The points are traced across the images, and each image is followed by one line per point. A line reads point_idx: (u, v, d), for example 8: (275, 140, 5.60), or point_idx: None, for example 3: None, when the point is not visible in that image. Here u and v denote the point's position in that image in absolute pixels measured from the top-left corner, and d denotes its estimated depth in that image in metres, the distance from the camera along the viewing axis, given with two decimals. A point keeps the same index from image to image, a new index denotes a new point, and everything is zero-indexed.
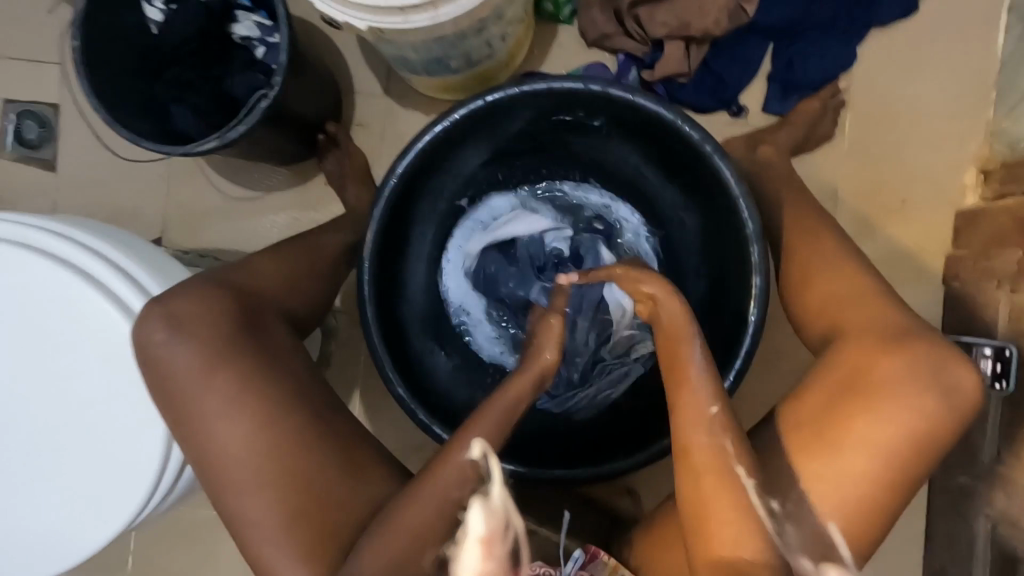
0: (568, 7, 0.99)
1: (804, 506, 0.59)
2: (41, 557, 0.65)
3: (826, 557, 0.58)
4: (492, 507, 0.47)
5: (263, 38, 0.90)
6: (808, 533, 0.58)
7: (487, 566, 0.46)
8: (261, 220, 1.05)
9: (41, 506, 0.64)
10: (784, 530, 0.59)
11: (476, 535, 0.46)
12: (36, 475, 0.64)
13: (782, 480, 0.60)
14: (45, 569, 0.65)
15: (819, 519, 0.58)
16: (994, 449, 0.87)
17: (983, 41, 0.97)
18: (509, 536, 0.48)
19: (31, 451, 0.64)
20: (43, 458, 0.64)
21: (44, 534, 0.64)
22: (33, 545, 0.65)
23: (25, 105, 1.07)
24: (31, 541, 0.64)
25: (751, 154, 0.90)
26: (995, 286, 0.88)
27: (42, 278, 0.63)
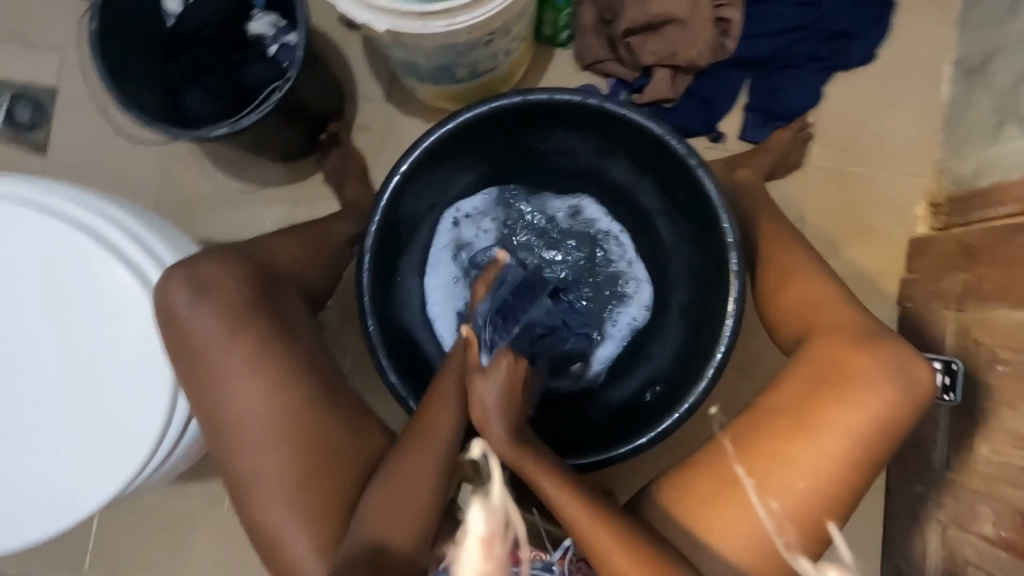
0: (566, 32, 1.06)
1: (790, 497, 0.64)
2: (37, 518, 0.66)
3: (808, 542, 0.64)
4: (492, 506, 0.46)
5: (277, 37, 0.93)
6: (792, 522, 0.64)
7: (487, 566, 0.45)
8: (257, 212, 1.07)
9: (40, 464, 0.66)
10: (769, 518, 0.64)
11: (476, 534, 0.45)
12: (40, 432, 0.67)
13: (768, 471, 0.65)
14: (39, 528, 0.66)
15: (803, 506, 0.64)
16: (945, 456, 0.94)
17: (932, 89, 1.08)
18: (508, 535, 0.47)
19: (35, 409, 0.67)
20: (45, 420, 0.67)
21: (40, 493, 0.66)
22: (30, 506, 0.66)
23: (21, 88, 1.08)
24: (27, 500, 0.66)
25: (729, 175, 0.97)
26: (943, 306, 0.97)
27: (64, 242, 0.67)
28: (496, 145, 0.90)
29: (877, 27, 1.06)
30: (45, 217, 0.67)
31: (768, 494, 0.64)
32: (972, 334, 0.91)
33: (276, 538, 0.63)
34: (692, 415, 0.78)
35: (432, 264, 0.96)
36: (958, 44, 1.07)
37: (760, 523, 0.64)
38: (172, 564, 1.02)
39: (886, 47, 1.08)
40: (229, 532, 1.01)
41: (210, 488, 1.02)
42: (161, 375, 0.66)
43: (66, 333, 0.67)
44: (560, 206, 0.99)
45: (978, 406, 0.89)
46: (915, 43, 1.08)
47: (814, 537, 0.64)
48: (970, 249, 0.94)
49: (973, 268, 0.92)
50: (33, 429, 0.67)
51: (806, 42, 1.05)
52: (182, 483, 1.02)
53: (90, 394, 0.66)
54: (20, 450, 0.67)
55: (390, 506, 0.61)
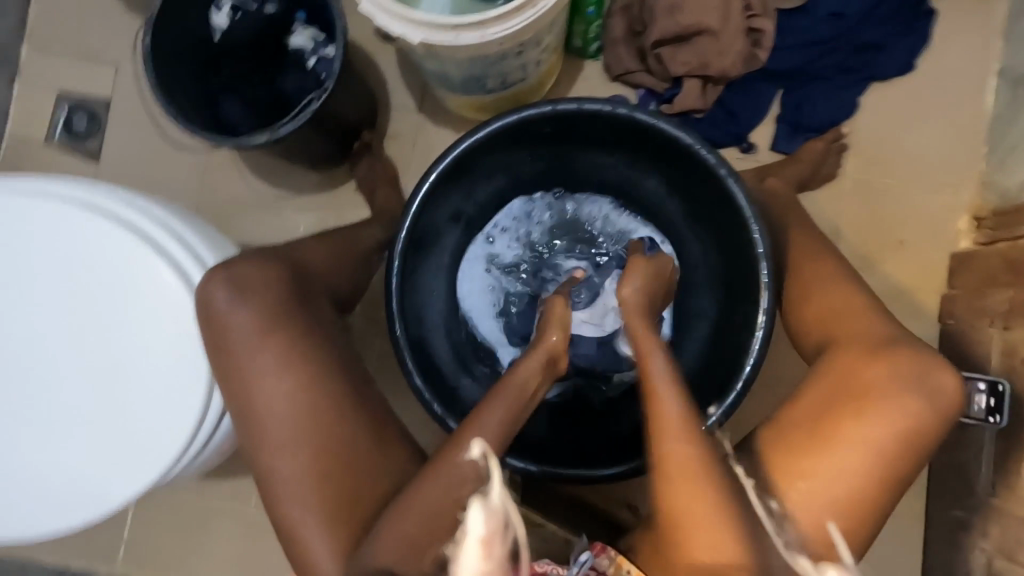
0: (596, 44, 1.07)
1: (811, 509, 0.62)
2: (77, 504, 0.69)
3: (821, 540, 0.62)
4: (492, 506, 0.46)
5: (315, 50, 0.97)
6: (812, 533, 0.62)
7: (486, 565, 0.45)
8: (292, 217, 1.10)
9: (83, 454, 0.69)
10: (790, 529, 0.62)
11: (475, 535, 0.45)
12: (84, 423, 0.70)
13: (777, 472, 0.64)
14: (79, 515, 0.69)
15: (810, 509, 0.62)
16: (989, 483, 0.89)
17: (976, 99, 1.05)
18: (508, 536, 0.46)
19: (81, 400, 0.70)
20: (89, 411, 0.70)
21: (81, 482, 0.69)
22: (70, 493, 0.69)
23: (78, 100, 1.14)
24: (70, 488, 0.69)
25: (760, 185, 0.96)
26: (988, 324, 0.93)
27: (114, 243, 0.70)
28: (525, 154, 0.91)
29: (917, 37, 1.04)
30: (97, 218, 0.71)
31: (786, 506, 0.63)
32: (1020, 354, 0.87)
33: (298, 535, 0.64)
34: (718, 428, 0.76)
35: (461, 272, 0.97)
36: (1004, 54, 1.04)
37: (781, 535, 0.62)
38: (200, 559, 1.04)
39: (926, 57, 1.06)
40: (255, 529, 1.04)
41: (238, 485, 1.04)
42: (197, 371, 0.69)
43: (110, 328, 0.70)
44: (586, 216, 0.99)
45: None
46: (957, 53, 1.05)
47: (820, 545, 0.62)
48: (1016, 265, 0.90)
49: (1021, 285, 0.88)
50: (79, 420, 0.70)
51: (842, 53, 1.03)
52: (211, 479, 1.04)
53: (132, 387, 0.70)
54: (65, 439, 0.70)
55: (406, 512, 0.61)
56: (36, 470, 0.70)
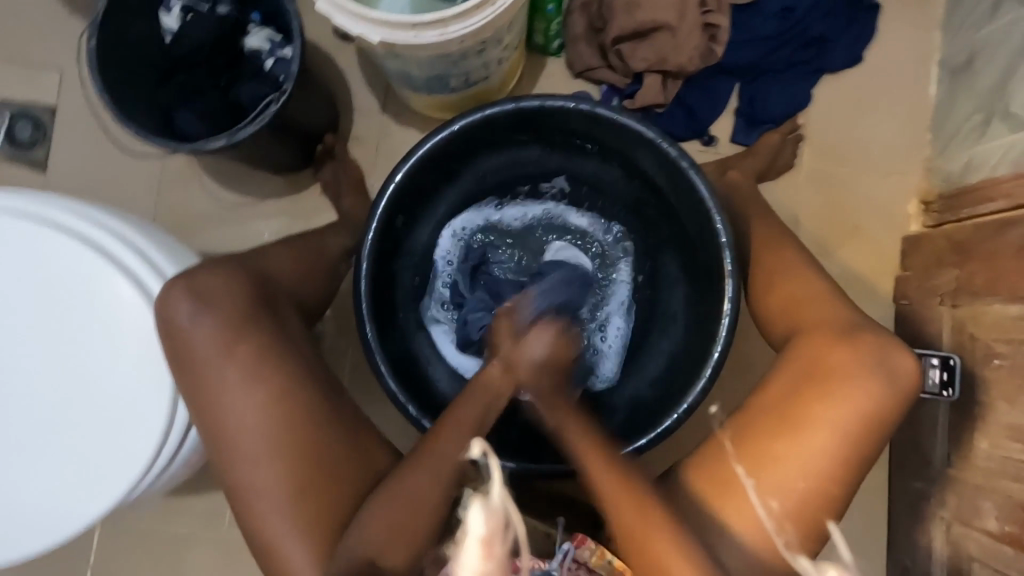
0: (557, 41, 1.08)
1: (789, 496, 0.65)
2: (38, 531, 0.66)
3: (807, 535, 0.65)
4: (492, 506, 0.46)
5: (272, 51, 0.93)
6: (791, 520, 0.64)
7: (487, 565, 0.45)
8: (256, 224, 1.07)
9: (41, 478, 0.66)
10: (770, 518, 0.65)
11: (476, 534, 0.45)
12: (39, 445, 0.67)
13: (768, 468, 0.65)
14: (40, 540, 0.66)
15: (803, 506, 0.65)
16: (945, 453, 0.94)
17: (919, 89, 1.10)
18: (508, 536, 0.47)
19: (35, 421, 0.67)
20: (45, 433, 0.67)
21: (40, 507, 0.66)
22: (29, 519, 0.66)
23: (21, 108, 1.09)
24: (26, 514, 0.66)
25: (721, 177, 0.98)
26: (937, 302, 0.98)
27: (67, 256, 0.68)
28: (488, 155, 0.91)
29: (862, 30, 1.08)
30: (47, 231, 0.68)
31: (769, 496, 0.65)
32: (967, 330, 0.91)
33: (277, 548, 0.63)
34: (690, 415, 0.78)
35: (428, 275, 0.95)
36: (942, 45, 1.09)
37: (760, 522, 0.65)
38: None
39: (872, 49, 1.10)
40: (231, 546, 1.01)
41: (211, 501, 1.01)
42: (161, 385, 0.67)
43: (65, 345, 0.67)
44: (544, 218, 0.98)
45: (975, 402, 0.90)
46: (901, 45, 1.10)
47: (812, 536, 0.65)
48: (961, 246, 0.95)
49: (966, 264, 0.93)
50: (33, 442, 0.67)
51: (794, 46, 1.07)
52: (182, 498, 1.01)
53: (91, 405, 0.67)
54: (20, 463, 0.67)
55: (391, 514, 0.61)
56: None
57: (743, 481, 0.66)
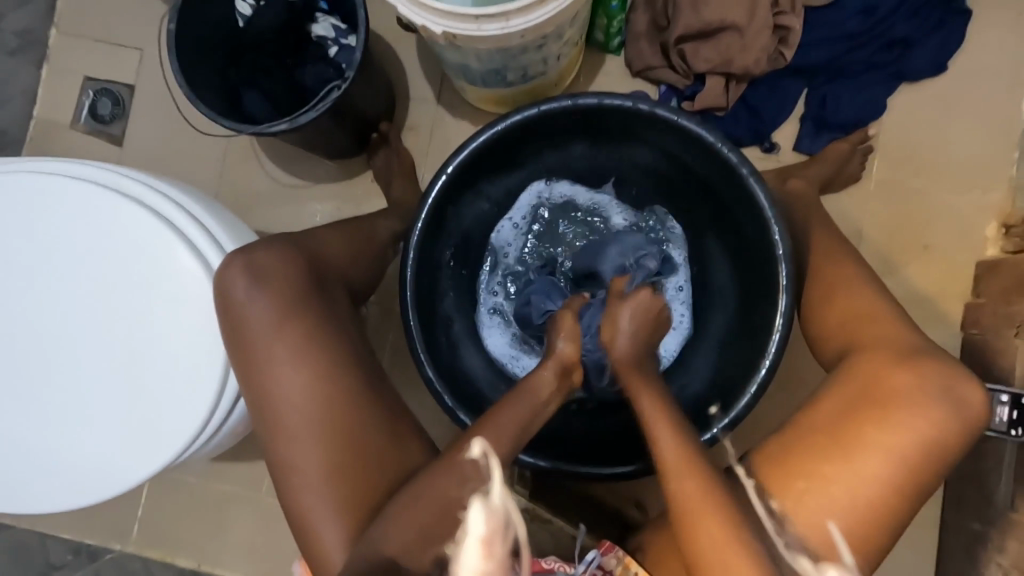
0: (618, 38, 1.06)
1: (829, 521, 0.61)
2: (95, 483, 0.70)
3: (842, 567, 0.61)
4: (492, 506, 0.48)
5: (337, 39, 0.97)
6: (827, 549, 0.61)
7: (487, 566, 0.46)
8: (310, 206, 1.11)
9: (102, 433, 0.71)
10: (801, 543, 0.61)
11: (476, 534, 0.46)
12: (102, 402, 0.71)
13: (778, 469, 0.64)
14: (96, 492, 0.70)
15: (808, 509, 0.62)
16: (1009, 495, 0.88)
17: (1009, 102, 1.02)
18: (508, 536, 0.47)
19: (101, 380, 0.71)
20: (107, 392, 0.71)
21: (99, 461, 0.70)
22: (87, 471, 0.71)
23: (104, 84, 1.16)
24: (86, 466, 0.71)
25: (781, 186, 0.94)
26: (1014, 333, 0.91)
27: (138, 226, 0.71)
28: (541, 152, 0.91)
29: (949, 37, 1.01)
30: (121, 202, 0.72)
31: (800, 521, 0.62)
32: None
33: (311, 523, 0.65)
34: (731, 430, 0.75)
35: (473, 267, 0.97)
36: None
37: (792, 545, 0.62)
38: (212, 542, 1.06)
39: (958, 57, 1.03)
40: (267, 514, 1.05)
41: (251, 469, 1.06)
42: (215, 355, 0.70)
43: (131, 310, 0.71)
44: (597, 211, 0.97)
45: None
46: (991, 54, 1.02)
47: (822, 545, 0.61)
48: None
49: None
50: (97, 399, 0.71)
51: (870, 51, 1.01)
52: (225, 463, 1.06)
53: (151, 369, 0.71)
54: (84, 418, 0.71)
55: (421, 504, 0.62)
56: (54, 448, 0.71)
57: (742, 479, 0.65)
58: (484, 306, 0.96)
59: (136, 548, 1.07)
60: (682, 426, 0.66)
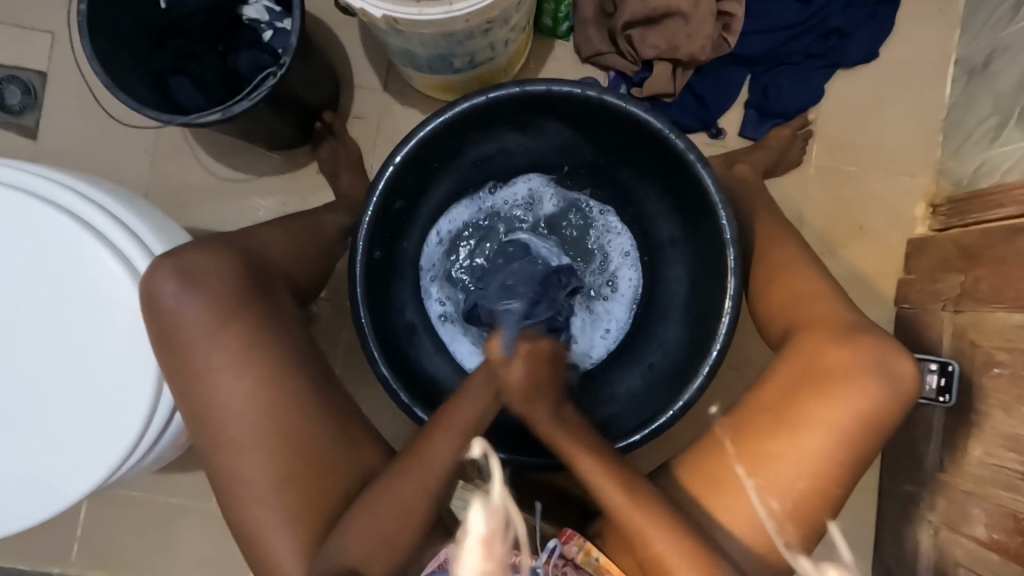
0: (567, 23, 1.05)
1: (789, 495, 0.64)
2: (17, 508, 0.65)
3: (808, 536, 0.65)
4: (493, 505, 0.45)
5: (271, 22, 0.92)
6: (792, 521, 0.64)
7: (487, 567, 0.44)
8: (251, 200, 1.05)
9: (22, 454, 0.65)
10: (770, 519, 0.64)
11: (476, 534, 0.44)
12: (20, 421, 0.65)
13: (768, 471, 0.64)
14: (20, 518, 0.65)
15: (795, 502, 0.64)
16: (938, 459, 0.94)
17: (934, 88, 1.07)
18: (508, 535, 0.46)
19: (18, 397, 0.66)
20: (26, 410, 0.65)
21: (20, 484, 0.65)
22: (7, 497, 0.65)
23: (12, 71, 1.05)
24: (7, 491, 0.65)
25: (728, 171, 0.95)
26: (940, 307, 0.97)
27: (52, 228, 0.65)
28: (484, 146, 0.90)
29: (881, 25, 1.05)
30: (32, 203, 0.66)
31: (768, 497, 0.64)
32: (968, 336, 0.90)
33: (261, 534, 0.62)
34: (686, 412, 0.77)
35: (425, 267, 0.95)
36: (961, 44, 1.06)
37: (761, 522, 0.64)
38: (159, 556, 1.01)
39: (889, 45, 1.07)
40: (218, 525, 1.01)
41: (199, 480, 1.01)
42: (147, 365, 0.65)
43: (50, 320, 0.66)
44: (536, 204, 0.98)
45: (971, 409, 0.89)
46: (918, 42, 1.07)
47: (813, 535, 0.65)
48: (966, 251, 0.93)
49: (971, 270, 0.91)
50: (15, 418, 0.65)
51: (809, 38, 1.04)
52: (171, 474, 1.01)
53: (75, 383, 0.65)
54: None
55: (378, 507, 0.61)
56: None
57: (743, 482, 0.65)
58: (433, 314, 0.94)
59: (75, 570, 1.01)
60: (604, 449, 0.65)
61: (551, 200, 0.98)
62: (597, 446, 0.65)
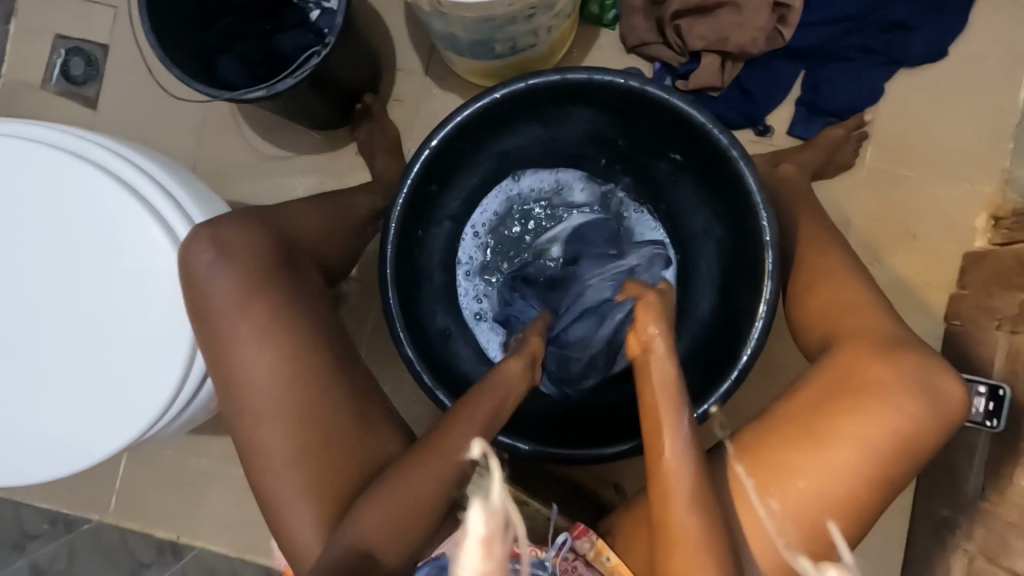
0: (613, 12, 1.02)
1: (791, 497, 0.61)
2: (58, 458, 0.69)
3: (811, 544, 0.61)
4: (492, 506, 0.42)
5: (318, 2, 0.95)
6: (792, 523, 0.61)
7: (487, 567, 0.42)
8: (291, 178, 1.07)
9: (65, 407, 0.69)
10: (768, 518, 0.62)
11: (475, 534, 0.42)
12: (66, 375, 0.69)
13: (770, 469, 0.63)
14: (60, 467, 0.69)
15: (804, 508, 0.61)
16: (979, 485, 0.89)
17: (1007, 92, 1.00)
18: (508, 536, 0.44)
19: (65, 353, 0.69)
20: (71, 365, 0.69)
21: (62, 435, 0.69)
22: (50, 446, 0.69)
23: (76, 44, 1.11)
24: (50, 440, 0.69)
25: (773, 170, 0.92)
26: (995, 326, 0.91)
27: (103, 195, 0.69)
28: (520, 136, 0.89)
29: (952, 21, 0.98)
30: (85, 170, 0.69)
31: (768, 496, 0.62)
32: None
33: (279, 501, 0.64)
34: (710, 416, 0.75)
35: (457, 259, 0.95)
36: None
37: (759, 520, 0.62)
38: (189, 513, 1.06)
39: (959, 43, 1.00)
40: (244, 489, 1.05)
41: (228, 445, 1.05)
42: (183, 331, 0.68)
43: (97, 282, 0.69)
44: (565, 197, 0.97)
45: (1021, 436, 0.84)
46: (992, 41, 1.00)
47: (818, 543, 0.62)
48: None
49: None
50: (61, 372, 0.69)
51: (871, 33, 0.98)
52: (204, 437, 1.05)
53: (117, 343, 0.69)
54: (46, 391, 0.69)
55: (391, 484, 0.62)
56: (16, 421, 0.70)
57: (742, 480, 0.63)
58: (469, 314, 0.95)
59: (113, 519, 1.07)
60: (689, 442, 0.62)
61: (579, 190, 0.97)
62: (683, 447, 0.62)
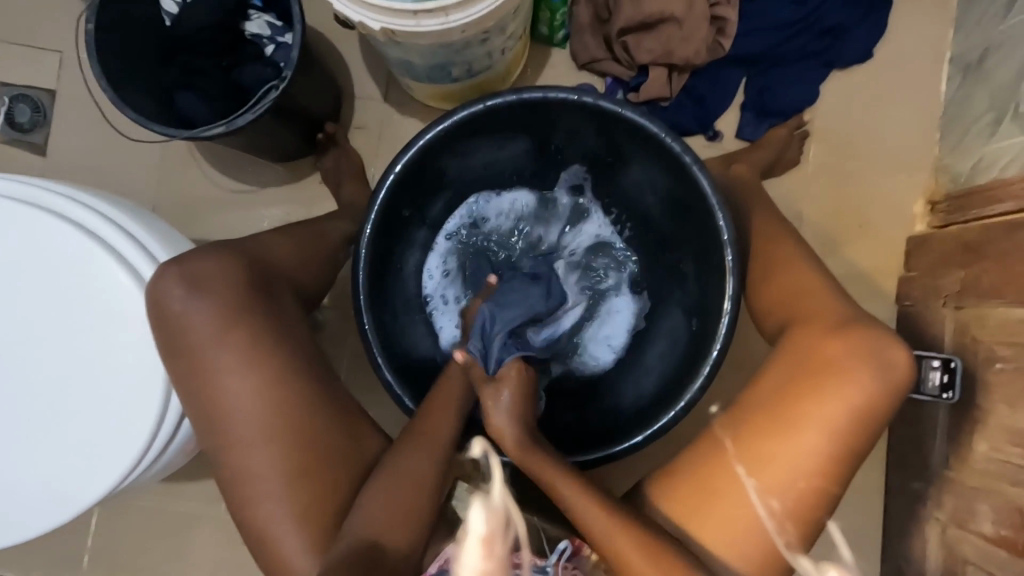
0: (563, 31, 1.06)
1: (788, 494, 0.65)
2: (30, 514, 0.66)
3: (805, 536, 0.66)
4: (492, 505, 0.46)
5: (273, 37, 0.94)
6: (790, 519, 0.65)
7: (487, 566, 0.45)
8: (256, 211, 1.07)
9: (34, 462, 0.67)
10: (769, 518, 0.65)
11: (476, 534, 0.45)
12: (33, 428, 0.67)
13: (770, 468, 0.66)
14: (33, 524, 0.66)
15: (801, 505, 0.65)
16: (944, 455, 0.94)
17: (930, 86, 1.08)
18: (508, 535, 0.47)
19: (29, 404, 0.67)
20: (38, 416, 0.67)
21: (32, 490, 0.67)
22: (21, 502, 0.67)
23: (22, 90, 1.07)
24: (20, 495, 0.67)
25: (725, 171, 0.96)
26: (942, 304, 0.97)
27: (63, 241, 0.67)
28: (485, 157, 0.91)
29: (875, 24, 1.06)
30: (42, 216, 0.67)
31: (769, 497, 0.65)
32: (971, 332, 0.90)
33: (269, 538, 0.63)
34: (689, 412, 0.78)
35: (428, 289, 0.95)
36: (956, 42, 1.07)
37: (761, 523, 0.65)
38: (170, 566, 1.02)
39: (884, 45, 1.08)
40: (226, 533, 1.02)
41: (207, 488, 1.02)
42: (156, 372, 0.67)
43: (61, 329, 0.67)
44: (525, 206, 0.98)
45: (975, 404, 0.89)
46: (912, 41, 1.08)
47: (810, 533, 0.66)
48: (967, 247, 0.93)
49: (971, 265, 0.92)
50: (28, 425, 0.67)
51: (804, 39, 1.05)
52: (181, 482, 1.02)
53: (86, 390, 0.67)
54: (12, 447, 0.67)
55: (387, 509, 0.62)
56: None
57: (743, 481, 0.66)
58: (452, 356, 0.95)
59: None
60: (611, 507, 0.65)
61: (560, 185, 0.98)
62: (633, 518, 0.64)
